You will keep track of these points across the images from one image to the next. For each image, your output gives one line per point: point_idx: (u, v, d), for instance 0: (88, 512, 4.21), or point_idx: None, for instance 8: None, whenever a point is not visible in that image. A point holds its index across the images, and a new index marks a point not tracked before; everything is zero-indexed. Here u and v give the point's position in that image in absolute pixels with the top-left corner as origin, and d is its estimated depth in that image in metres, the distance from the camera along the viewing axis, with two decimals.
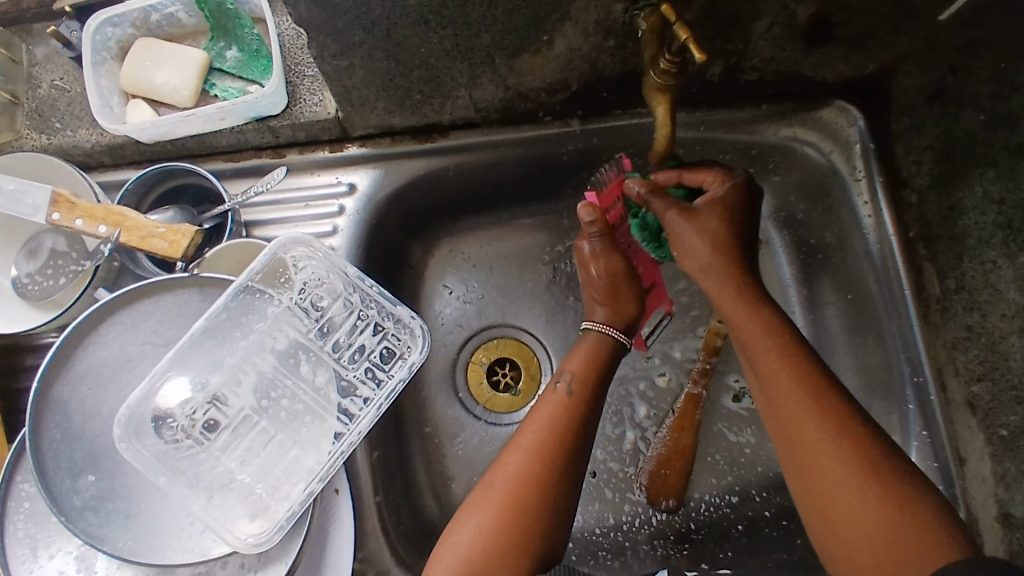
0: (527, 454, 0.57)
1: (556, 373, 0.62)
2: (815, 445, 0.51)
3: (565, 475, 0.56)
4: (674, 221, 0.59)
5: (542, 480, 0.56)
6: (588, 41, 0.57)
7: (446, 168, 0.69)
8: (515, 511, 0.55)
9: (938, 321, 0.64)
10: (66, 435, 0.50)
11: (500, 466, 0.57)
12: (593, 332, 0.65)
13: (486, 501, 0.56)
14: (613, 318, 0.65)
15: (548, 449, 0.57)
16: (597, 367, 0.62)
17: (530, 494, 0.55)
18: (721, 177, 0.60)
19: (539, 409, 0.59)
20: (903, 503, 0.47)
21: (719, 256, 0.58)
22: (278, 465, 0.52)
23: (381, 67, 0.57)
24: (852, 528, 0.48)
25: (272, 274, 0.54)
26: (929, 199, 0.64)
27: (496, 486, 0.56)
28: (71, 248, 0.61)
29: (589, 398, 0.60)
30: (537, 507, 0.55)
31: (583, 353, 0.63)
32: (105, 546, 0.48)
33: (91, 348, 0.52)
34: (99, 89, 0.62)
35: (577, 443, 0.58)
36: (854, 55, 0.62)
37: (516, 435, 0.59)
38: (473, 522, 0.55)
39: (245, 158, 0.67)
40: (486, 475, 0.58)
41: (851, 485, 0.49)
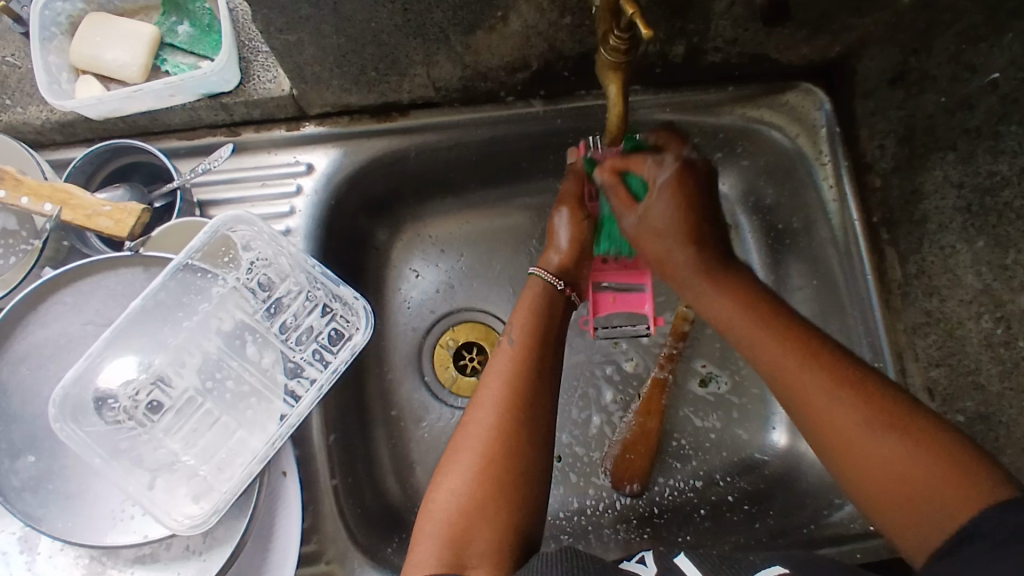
0: (495, 408, 0.55)
1: (507, 329, 0.61)
2: (819, 398, 0.49)
3: (536, 424, 0.55)
4: (627, 219, 0.62)
5: (511, 432, 0.54)
6: (544, 18, 0.56)
7: (408, 148, 0.68)
8: (491, 467, 0.53)
9: (899, 306, 0.64)
10: (4, 416, 0.50)
11: (469, 426, 0.55)
12: (542, 279, 0.64)
13: (461, 462, 0.54)
14: (563, 265, 0.65)
15: (518, 399, 0.56)
16: (545, 322, 0.61)
17: (506, 447, 0.54)
18: (661, 165, 0.61)
19: (497, 365, 0.58)
20: (921, 437, 0.45)
21: (683, 245, 0.60)
22: (222, 447, 0.51)
23: (332, 42, 0.56)
24: (880, 474, 0.45)
25: (214, 253, 0.53)
26: (893, 183, 0.63)
27: (468, 446, 0.54)
28: (21, 227, 0.59)
29: (540, 349, 0.59)
30: (514, 457, 0.54)
31: (526, 308, 0.62)
32: (43, 527, 0.48)
33: (31, 328, 0.51)
34: (47, 65, 0.60)
35: (541, 398, 0.57)
36: (818, 36, 0.61)
37: (478, 394, 0.57)
38: (450, 484, 0.53)
39: (199, 136, 0.66)
40: (453, 439, 0.56)
41: (864, 428, 0.46)
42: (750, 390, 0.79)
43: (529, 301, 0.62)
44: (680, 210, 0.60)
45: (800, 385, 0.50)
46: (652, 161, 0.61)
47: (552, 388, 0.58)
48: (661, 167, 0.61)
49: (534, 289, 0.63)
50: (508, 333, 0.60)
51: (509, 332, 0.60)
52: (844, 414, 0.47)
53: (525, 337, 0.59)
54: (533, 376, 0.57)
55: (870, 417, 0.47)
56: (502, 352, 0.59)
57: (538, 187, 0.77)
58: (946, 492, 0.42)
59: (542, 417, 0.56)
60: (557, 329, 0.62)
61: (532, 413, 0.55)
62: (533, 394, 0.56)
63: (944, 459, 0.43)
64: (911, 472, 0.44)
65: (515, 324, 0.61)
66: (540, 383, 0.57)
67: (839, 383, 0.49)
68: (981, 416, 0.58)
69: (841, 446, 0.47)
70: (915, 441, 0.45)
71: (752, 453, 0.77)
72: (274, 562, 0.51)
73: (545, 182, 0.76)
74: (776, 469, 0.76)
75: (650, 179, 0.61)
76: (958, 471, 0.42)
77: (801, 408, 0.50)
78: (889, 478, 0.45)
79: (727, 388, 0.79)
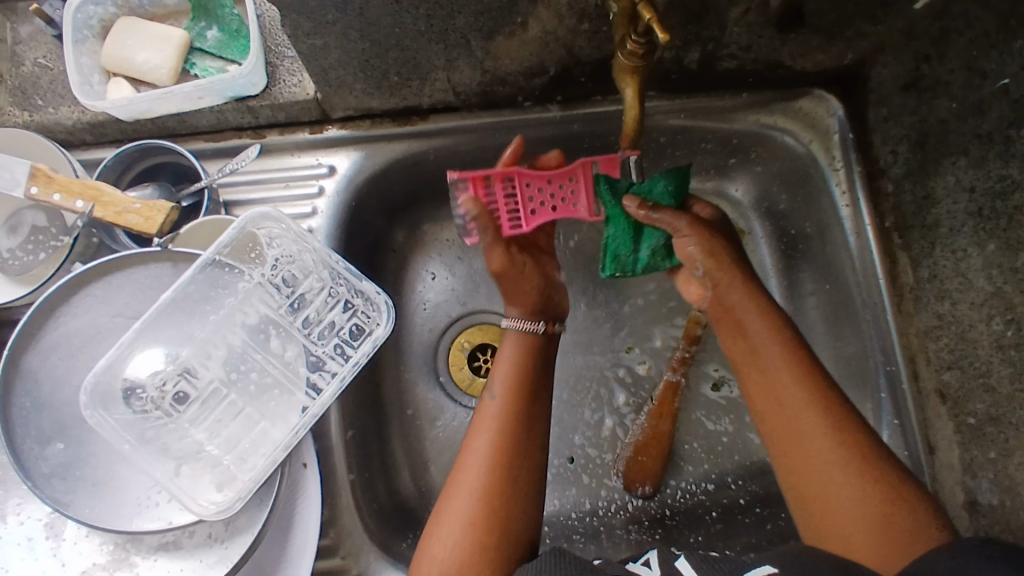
0: (485, 466, 0.55)
1: (489, 385, 0.60)
2: (805, 427, 0.53)
3: (524, 491, 0.56)
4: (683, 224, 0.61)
5: (500, 498, 0.54)
6: (563, 24, 0.57)
7: (426, 151, 0.70)
8: (481, 528, 0.53)
9: (911, 309, 0.65)
10: (36, 404, 0.51)
11: (456, 487, 0.55)
12: (515, 332, 0.63)
13: (450, 525, 0.53)
14: (529, 312, 0.64)
15: (507, 459, 0.56)
16: (534, 367, 0.61)
17: (495, 509, 0.54)
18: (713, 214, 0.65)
19: (483, 422, 0.58)
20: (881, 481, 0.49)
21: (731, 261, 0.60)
22: (246, 437, 0.53)
23: (357, 47, 0.57)
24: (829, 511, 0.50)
25: (241, 248, 0.54)
26: (904, 189, 0.64)
27: (457, 510, 0.54)
28: (50, 224, 0.62)
29: (526, 401, 0.59)
30: (503, 522, 0.54)
31: (508, 365, 0.61)
32: (70, 512, 0.49)
33: (62, 319, 0.52)
34: (79, 65, 0.62)
35: (533, 455, 0.57)
36: (831, 44, 0.62)
37: (465, 452, 0.57)
38: (442, 545, 0.53)
39: (226, 138, 0.68)
40: (441, 498, 0.56)
41: (838, 481, 0.50)
42: None
43: (515, 351, 0.62)
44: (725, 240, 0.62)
45: (788, 420, 0.54)
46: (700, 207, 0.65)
47: (543, 437, 0.59)
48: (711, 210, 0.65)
49: (509, 345, 0.63)
50: (492, 388, 0.60)
51: (491, 386, 0.60)
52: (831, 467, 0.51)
53: (510, 392, 0.59)
54: (524, 431, 0.58)
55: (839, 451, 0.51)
56: (487, 407, 0.59)
57: None
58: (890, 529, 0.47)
59: (533, 473, 0.57)
60: (544, 378, 0.62)
61: (525, 473, 0.56)
62: (524, 452, 0.57)
63: (898, 518, 0.48)
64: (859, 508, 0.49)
65: (498, 379, 0.60)
66: (528, 437, 0.58)
67: (827, 420, 0.52)
68: (991, 418, 0.58)
69: (805, 476, 0.52)
70: (867, 480, 0.49)
71: (765, 457, 0.77)
72: (294, 552, 0.52)
73: None
74: None
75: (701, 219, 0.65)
76: (902, 521, 0.47)
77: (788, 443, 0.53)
78: (834, 520, 0.49)
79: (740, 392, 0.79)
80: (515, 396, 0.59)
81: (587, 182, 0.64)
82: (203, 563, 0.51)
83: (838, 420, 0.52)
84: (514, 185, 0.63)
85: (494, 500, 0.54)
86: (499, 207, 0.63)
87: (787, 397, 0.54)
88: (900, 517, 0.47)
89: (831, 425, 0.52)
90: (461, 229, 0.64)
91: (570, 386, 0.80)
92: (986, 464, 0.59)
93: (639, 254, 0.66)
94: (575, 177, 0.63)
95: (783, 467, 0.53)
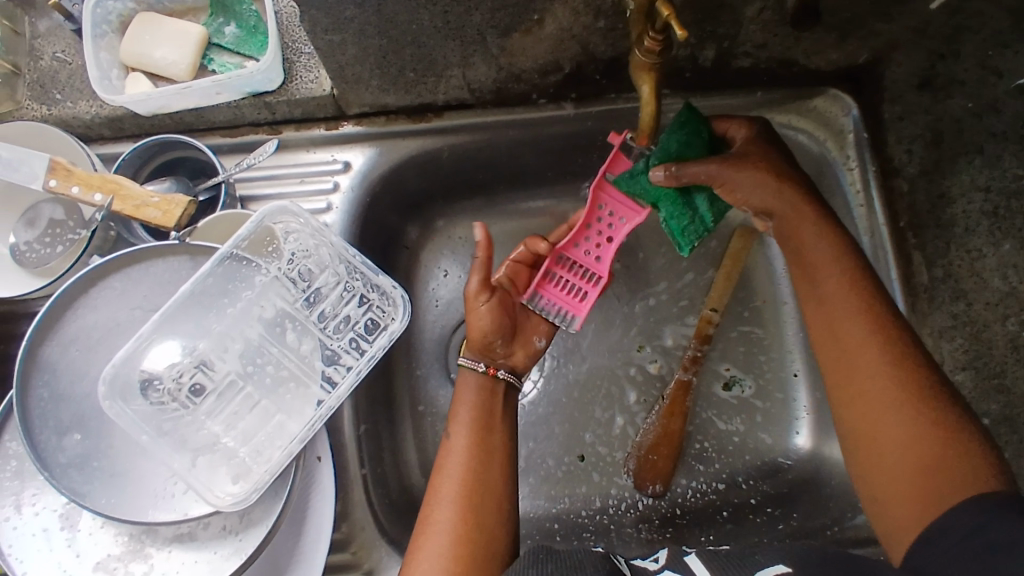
0: (455, 502, 0.55)
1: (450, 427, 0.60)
2: (865, 360, 0.51)
3: (496, 524, 0.55)
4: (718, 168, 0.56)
5: (474, 530, 0.54)
6: (579, 21, 0.57)
7: (440, 148, 0.70)
8: (460, 561, 0.52)
9: (925, 310, 0.63)
10: (54, 395, 0.51)
11: (428, 526, 0.55)
12: (473, 374, 0.62)
13: (426, 563, 0.52)
14: (478, 351, 0.63)
15: (479, 494, 0.56)
16: (495, 405, 0.61)
17: (473, 540, 0.54)
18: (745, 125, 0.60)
19: (449, 463, 0.58)
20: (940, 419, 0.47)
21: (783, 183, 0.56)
22: (262, 430, 0.53)
23: (374, 44, 0.58)
24: (882, 446, 0.49)
25: (259, 242, 0.55)
26: (919, 187, 0.63)
27: (431, 548, 0.53)
28: (68, 217, 0.62)
29: (490, 437, 0.59)
30: (479, 553, 0.53)
31: (470, 406, 0.61)
32: (87, 502, 0.49)
33: (81, 311, 0.53)
34: (98, 60, 0.62)
35: (504, 488, 0.57)
36: (846, 43, 0.62)
37: (433, 491, 0.57)
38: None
39: (242, 134, 0.69)
40: (413, 539, 0.55)
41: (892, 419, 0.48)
42: (774, 395, 0.79)
43: (474, 389, 0.62)
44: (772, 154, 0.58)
45: (846, 352, 0.52)
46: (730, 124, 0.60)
47: (511, 472, 0.59)
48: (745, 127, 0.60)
49: (469, 388, 0.62)
50: (456, 429, 0.59)
51: (452, 428, 0.60)
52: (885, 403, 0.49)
53: (472, 428, 0.59)
54: (491, 467, 0.58)
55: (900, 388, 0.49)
56: (452, 448, 0.58)
57: (565, 189, 0.78)
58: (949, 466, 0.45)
59: (506, 504, 0.57)
60: (507, 416, 0.62)
61: (497, 503, 0.56)
62: (493, 485, 0.57)
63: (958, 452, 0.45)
64: (915, 444, 0.47)
65: (461, 418, 0.60)
66: (496, 472, 0.57)
67: (889, 353, 0.50)
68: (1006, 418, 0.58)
69: (861, 411, 0.50)
70: (925, 416, 0.47)
71: (776, 457, 0.77)
72: (308, 545, 0.53)
73: (572, 185, 0.77)
74: (800, 473, 0.76)
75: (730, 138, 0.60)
76: (959, 460, 0.45)
77: (847, 375, 0.52)
78: (891, 455, 0.48)
79: (751, 392, 0.79)
80: (478, 435, 0.59)
81: (616, 193, 0.61)
82: (218, 555, 0.51)
83: (900, 355, 0.50)
84: (573, 262, 0.63)
85: (468, 532, 0.54)
86: (587, 287, 0.64)
87: (846, 330, 0.52)
88: (961, 452, 0.45)
89: (891, 360, 0.50)
90: (565, 324, 0.63)
91: (581, 384, 0.80)
92: None
93: (702, 213, 0.61)
94: (603, 203, 0.62)
95: (841, 398, 0.52)
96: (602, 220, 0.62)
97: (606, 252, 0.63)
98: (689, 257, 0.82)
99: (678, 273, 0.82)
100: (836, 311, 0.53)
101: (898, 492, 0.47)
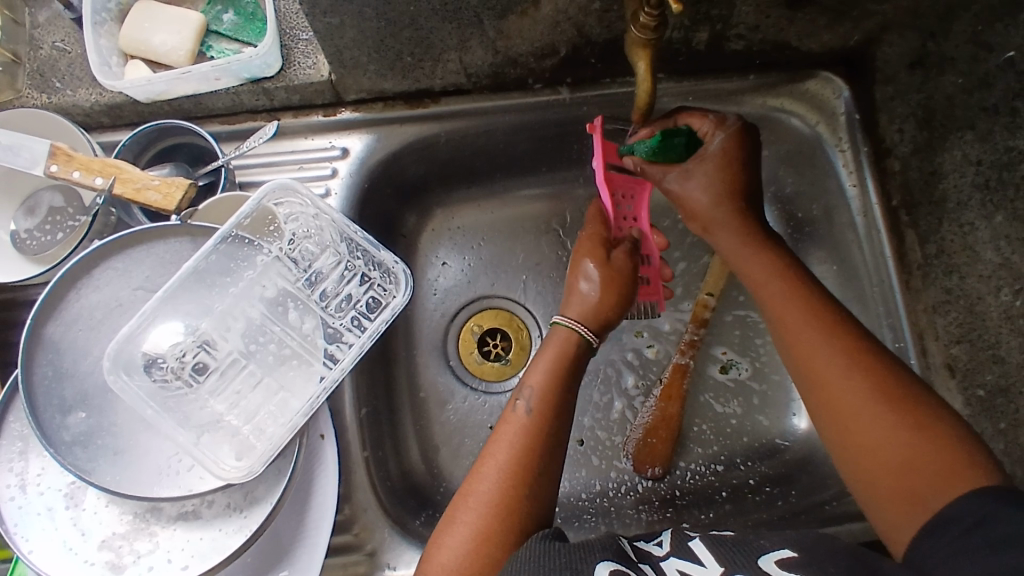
0: (499, 481, 0.54)
1: (521, 391, 0.58)
2: (829, 374, 0.52)
3: (539, 498, 0.54)
4: (670, 183, 0.62)
5: (515, 506, 0.53)
6: (574, 4, 0.58)
7: (438, 134, 0.70)
8: (489, 538, 0.52)
9: (920, 286, 0.66)
10: (57, 374, 0.51)
11: (470, 496, 0.54)
12: (561, 328, 0.61)
13: (459, 531, 0.52)
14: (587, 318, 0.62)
15: (523, 476, 0.54)
16: (564, 375, 0.59)
17: (506, 525, 0.52)
18: (720, 125, 0.61)
19: (506, 434, 0.56)
20: (913, 417, 0.48)
21: (723, 204, 0.61)
22: (265, 406, 0.54)
23: (371, 27, 0.58)
24: (868, 456, 0.49)
25: (259, 222, 0.55)
26: (912, 166, 0.65)
27: (467, 522, 0.53)
28: (68, 205, 0.62)
29: (555, 418, 0.57)
30: (514, 529, 0.52)
31: (544, 364, 0.59)
32: (92, 479, 0.49)
33: (84, 291, 0.53)
34: (98, 48, 0.62)
35: (547, 477, 0.55)
36: (838, 24, 0.62)
37: (484, 458, 0.56)
38: (450, 551, 0.52)
39: (240, 121, 0.69)
40: (452, 506, 0.54)
41: (881, 429, 0.49)
42: (770, 377, 0.80)
43: (550, 357, 0.60)
44: (738, 169, 0.61)
45: (817, 369, 0.53)
46: (711, 121, 0.61)
47: (559, 462, 0.56)
48: (720, 127, 0.61)
49: (553, 342, 0.61)
50: (524, 399, 0.57)
51: (525, 396, 0.58)
52: (870, 416, 0.49)
53: (543, 402, 0.57)
54: (544, 451, 0.55)
55: (869, 395, 0.50)
56: (514, 420, 0.57)
57: (561, 174, 0.79)
58: (942, 478, 0.45)
59: (543, 494, 0.54)
60: (573, 394, 0.59)
61: (535, 491, 0.54)
62: (540, 472, 0.55)
63: (946, 461, 0.46)
64: (891, 447, 0.48)
65: (531, 388, 0.58)
66: (548, 459, 0.55)
67: (855, 364, 0.52)
68: (1001, 388, 0.59)
69: (835, 420, 0.51)
70: (910, 426, 0.48)
71: (773, 438, 0.78)
72: (311, 523, 0.53)
73: (568, 170, 0.78)
74: (797, 453, 0.76)
75: (705, 136, 0.62)
76: (952, 460, 0.45)
77: (814, 390, 0.53)
78: (884, 466, 0.48)
79: (748, 374, 0.80)
80: (547, 406, 0.57)
81: (621, 178, 0.67)
82: (222, 532, 0.51)
83: (877, 370, 0.51)
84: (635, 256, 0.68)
85: (510, 509, 0.53)
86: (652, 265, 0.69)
87: (813, 348, 0.54)
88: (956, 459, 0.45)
89: (867, 375, 0.51)
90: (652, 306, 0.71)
91: None
92: (996, 435, 0.60)
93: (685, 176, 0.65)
94: (617, 191, 0.67)
95: (818, 413, 0.53)
96: (622, 205, 0.68)
97: (642, 229, 0.69)
98: (682, 247, 0.83)
99: (671, 260, 0.83)
100: (808, 335, 0.55)
101: (874, 490, 0.48)
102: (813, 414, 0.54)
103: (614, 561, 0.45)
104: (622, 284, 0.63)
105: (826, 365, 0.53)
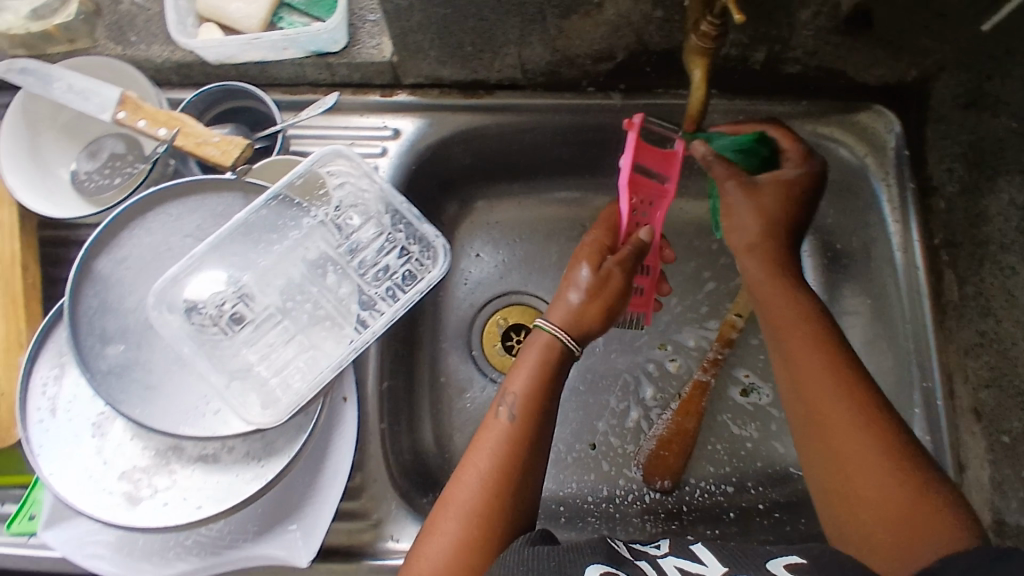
0: (482, 485, 0.54)
1: (504, 397, 0.58)
2: (827, 415, 0.52)
3: (524, 504, 0.54)
4: (730, 190, 0.59)
5: (501, 513, 0.53)
6: (638, 9, 0.59)
7: (489, 125, 0.72)
8: (474, 544, 0.52)
9: (953, 327, 0.65)
10: (101, 307, 0.54)
11: (452, 501, 0.54)
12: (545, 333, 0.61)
13: (443, 537, 0.53)
14: (571, 319, 0.61)
15: (507, 483, 0.54)
16: (546, 383, 0.59)
17: (490, 530, 0.53)
18: (801, 158, 0.61)
19: (490, 440, 0.56)
20: (909, 477, 0.49)
21: (771, 236, 0.59)
22: (293, 363, 0.55)
23: (438, 13, 0.60)
24: (856, 503, 0.49)
25: (309, 187, 0.58)
26: (958, 206, 0.65)
27: (450, 527, 0.53)
28: (129, 152, 0.65)
29: (535, 422, 0.57)
30: (499, 535, 0.53)
31: (528, 374, 0.59)
32: (123, 408, 0.51)
33: (137, 231, 0.55)
34: (177, 7, 0.66)
35: (531, 479, 0.55)
36: (895, 58, 0.63)
37: (467, 464, 0.56)
38: (434, 556, 0.52)
39: (300, 93, 0.72)
40: (435, 510, 0.54)
41: (872, 478, 0.49)
42: None
43: (532, 367, 0.59)
44: (792, 207, 0.59)
45: (815, 406, 0.53)
46: (798, 152, 0.61)
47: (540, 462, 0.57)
48: (800, 163, 0.61)
49: (533, 349, 0.61)
50: (507, 405, 0.58)
51: (507, 401, 0.58)
52: (862, 463, 0.50)
53: (525, 410, 0.57)
54: (526, 457, 0.55)
55: (868, 442, 0.50)
56: (496, 425, 0.57)
57: (603, 180, 0.80)
58: (928, 534, 0.46)
59: (529, 495, 0.55)
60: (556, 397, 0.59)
61: (519, 495, 0.54)
62: (522, 476, 0.55)
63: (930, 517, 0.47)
64: (878, 508, 0.48)
65: (513, 394, 0.58)
66: (530, 464, 0.56)
67: (851, 408, 0.52)
68: None
69: (825, 453, 0.52)
70: (899, 479, 0.49)
71: (787, 467, 0.77)
72: (325, 480, 0.54)
73: (609, 177, 0.79)
74: None
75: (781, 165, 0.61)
76: (937, 517, 0.47)
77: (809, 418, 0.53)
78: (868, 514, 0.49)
79: (768, 400, 0.79)
80: (529, 414, 0.57)
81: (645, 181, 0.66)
82: (238, 478, 0.53)
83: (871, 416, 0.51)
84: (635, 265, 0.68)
85: (495, 517, 0.53)
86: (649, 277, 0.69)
87: (816, 387, 0.53)
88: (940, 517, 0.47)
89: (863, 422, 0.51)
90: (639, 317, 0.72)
91: (598, 374, 0.81)
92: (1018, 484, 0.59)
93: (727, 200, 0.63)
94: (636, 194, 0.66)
95: (810, 443, 0.53)
96: (638, 209, 0.67)
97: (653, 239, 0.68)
98: (713, 267, 0.84)
99: (701, 279, 0.84)
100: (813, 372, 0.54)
101: (855, 537, 0.49)
102: (802, 446, 0.54)
103: (604, 563, 0.45)
104: (603, 284, 0.63)
105: (829, 406, 0.52)
